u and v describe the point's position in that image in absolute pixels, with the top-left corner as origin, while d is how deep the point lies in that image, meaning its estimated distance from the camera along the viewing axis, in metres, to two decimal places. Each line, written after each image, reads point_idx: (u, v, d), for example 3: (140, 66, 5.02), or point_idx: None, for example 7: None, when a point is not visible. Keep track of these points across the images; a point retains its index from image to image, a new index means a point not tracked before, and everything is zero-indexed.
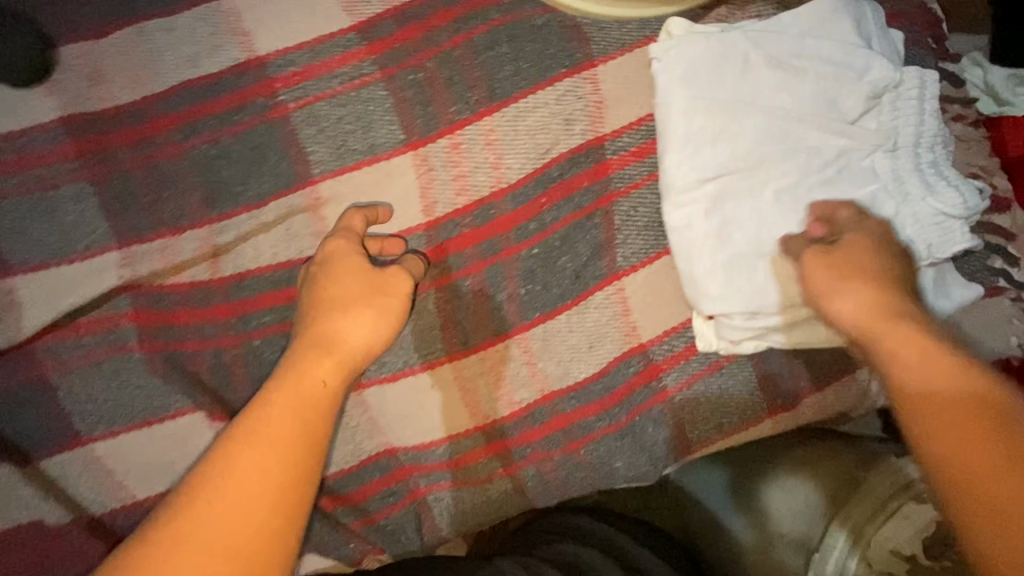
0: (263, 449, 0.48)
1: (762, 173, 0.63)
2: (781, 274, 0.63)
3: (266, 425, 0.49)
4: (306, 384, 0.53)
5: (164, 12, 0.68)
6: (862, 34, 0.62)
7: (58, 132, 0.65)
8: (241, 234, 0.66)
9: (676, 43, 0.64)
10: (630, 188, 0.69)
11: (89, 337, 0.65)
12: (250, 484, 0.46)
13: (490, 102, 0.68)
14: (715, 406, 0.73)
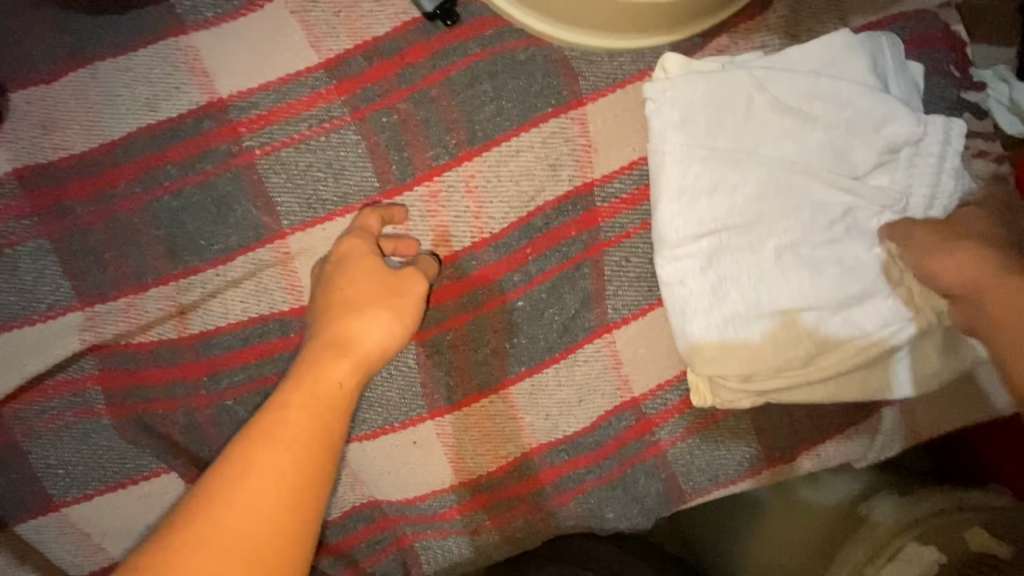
0: (282, 449, 0.48)
1: (762, 227, 0.59)
2: (781, 334, 0.60)
3: (283, 428, 0.49)
4: (323, 385, 0.52)
5: (117, 52, 0.63)
6: (878, 72, 0.59)
7: (13, 186, 0.62)
8: (208, 289, 0.62)
9: (673, 84, 0.59)
10: (621, 237, 0.64)
11: (55, 398, 0.61)
12: (265, 492, 0.46)
13: (470, 146, 0.63)
14: (714, 458, 0.69)
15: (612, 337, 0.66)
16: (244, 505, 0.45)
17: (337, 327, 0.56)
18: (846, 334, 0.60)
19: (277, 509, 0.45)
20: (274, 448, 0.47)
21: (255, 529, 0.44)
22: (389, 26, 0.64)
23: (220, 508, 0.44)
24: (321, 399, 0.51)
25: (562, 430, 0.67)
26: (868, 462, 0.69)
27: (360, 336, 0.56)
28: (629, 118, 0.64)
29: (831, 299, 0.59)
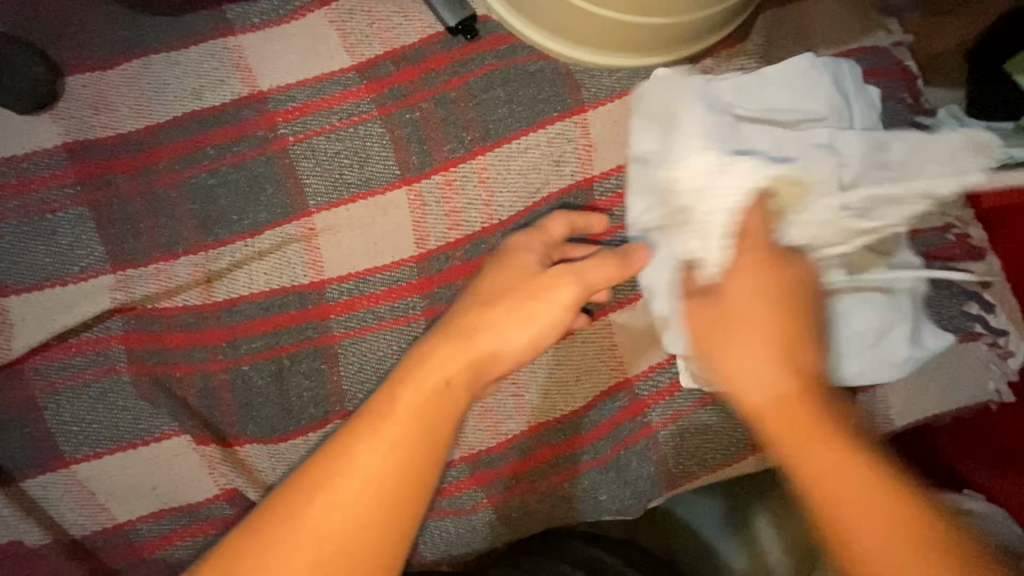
0: (383, 446, 0.50)
1: None
2: None
3: (376, 433, 0.50)
4: (430, 384, 0.54)
5: (169, 47, 0.70)
6: (839, 90, 0.68)
7: (60, 157, 0.66)
8: (236, 260, 0.67)
9: (662, 90, 0.68)
10: (617, 228, 0.71)
11: (77, 357, 0.64)
12: (350, 500, 0.47)
13: (484, 142, 0.71)
14: (703, 441, 0.72)
15: (608, 320, 0.71)
16: (337, 513, 0.47)
17: (479, 331, 0.59)
18: None
19: (358, 520, 0.47)
20: (363, 452, 0.49)
21: (337, 539, 0.46)
22: (415, 38, 0.72)
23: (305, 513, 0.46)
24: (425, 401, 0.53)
25: (559, 410, 0.71)
26: None
27: (498, 334, 0.59)
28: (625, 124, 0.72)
29: None
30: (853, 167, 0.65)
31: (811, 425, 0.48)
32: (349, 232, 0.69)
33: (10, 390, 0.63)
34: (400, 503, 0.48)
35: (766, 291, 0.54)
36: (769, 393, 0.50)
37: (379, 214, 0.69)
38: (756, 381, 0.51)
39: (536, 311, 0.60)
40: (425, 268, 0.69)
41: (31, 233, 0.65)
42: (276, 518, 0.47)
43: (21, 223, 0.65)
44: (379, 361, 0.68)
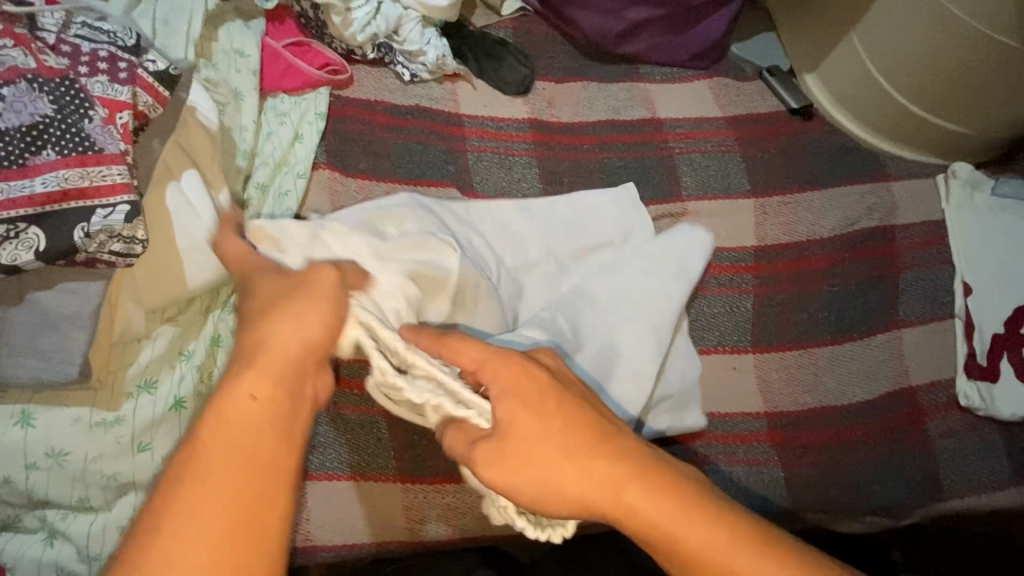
0: (208, 522, 0.41)
1: (1008, 282, 0.90)
2: (1016, 358, 0.87)
3: (205, 487, 0.42)
4: (240, 426, 0.45)
5: (603, 80, 1.02)
6: None
7: (524, 125, 0.97)
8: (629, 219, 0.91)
9: (960, 182, 0.94)
10: (913, 265, 0.91)
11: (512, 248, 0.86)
12: (201, 562, 0.40)
13: (814, 183, 0.95)
14: (971, 456, 0.85)
15: (899, 332, 0.88)
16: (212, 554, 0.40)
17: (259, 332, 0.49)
18: None
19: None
20: (211, 499, 0.42)
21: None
22: (769, 108, 1.01)
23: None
24: (264, 432, 0.45)
25: (848, 396, 0.86)
26: None
27: (281, 330, 0.49)
28: (926, 194, 0.95)
29: None
30: None
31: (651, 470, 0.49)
32: (709, 219, 0.92)
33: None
34: (270, 526, 0.43)
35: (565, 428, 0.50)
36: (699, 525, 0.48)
37: (732, 213, 0.92)
38: (580, 481, 0.49)
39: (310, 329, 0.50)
40: (759, 257, 0.90)
41: (497, 165, 0.93)
42: (141, 540, 0.40)
43: (493, 157, 0.93)
44: (713, 317, 0.87)
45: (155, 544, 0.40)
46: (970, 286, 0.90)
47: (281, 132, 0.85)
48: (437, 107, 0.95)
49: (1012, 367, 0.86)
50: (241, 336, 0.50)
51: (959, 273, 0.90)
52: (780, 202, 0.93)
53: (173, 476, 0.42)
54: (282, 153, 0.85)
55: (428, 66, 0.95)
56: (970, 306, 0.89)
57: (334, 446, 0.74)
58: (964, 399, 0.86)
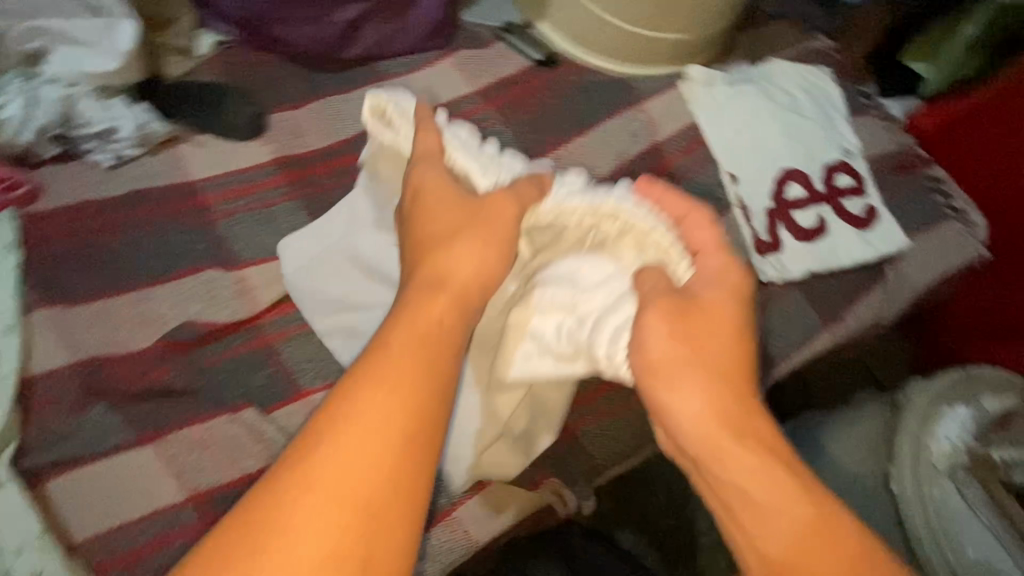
0: (359, 433, 0.45)
1: (764, 157, 0.98)
2: (789, 223, 0.96)
3: (359, 412, 0.46)
4: (421, 323, 0.53)
5: (342, 89, 0.93)
6: (798, 76, 1.05)
7: (272, 168, 0.86)
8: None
9: (695, 84, 1.01)
10: (686, 173, 0.97)
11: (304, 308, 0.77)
12: (378, 451, 0.45)
13: (579, 126, 0.96)
14: (783, 321, 0.94)
15: None
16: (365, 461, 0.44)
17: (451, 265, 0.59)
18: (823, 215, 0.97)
19: (407, 413, 0.47)
20: (364, 421, 0.46)
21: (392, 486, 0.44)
22: (515, 67, 1.00)
23: (353, 395, 0.47)
24: (414, 350, 0.50)
25: None
26: (886, 311, 0.99)
27: (456, 249, 0.60)
28: (675, 105, 1.00)
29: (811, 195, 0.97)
30: (815, 122, 1.02)
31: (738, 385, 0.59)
32: None
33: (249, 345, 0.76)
34: (389, 496, 0.44)
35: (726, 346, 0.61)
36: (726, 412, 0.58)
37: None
38: (693, 401, 0.59)
39: (463, 265, 0.60)
40: None
41: (258, 222, 0.82)
42: (259, 519, 0.41)
43: (249, 215, 0.82)
44: None
45: (281, 488, 0.43)
46: (735, 175, 0.97)
47: None
48: (160, 182, 0.82)
49: (789, 231, 0.96)
50: (424, 265, 0.59)
51: (722, 167, 0.98)
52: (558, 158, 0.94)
53: (348, 381, 0.48)
54: None
55: (132, 140, 0.81)
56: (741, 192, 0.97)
57: None
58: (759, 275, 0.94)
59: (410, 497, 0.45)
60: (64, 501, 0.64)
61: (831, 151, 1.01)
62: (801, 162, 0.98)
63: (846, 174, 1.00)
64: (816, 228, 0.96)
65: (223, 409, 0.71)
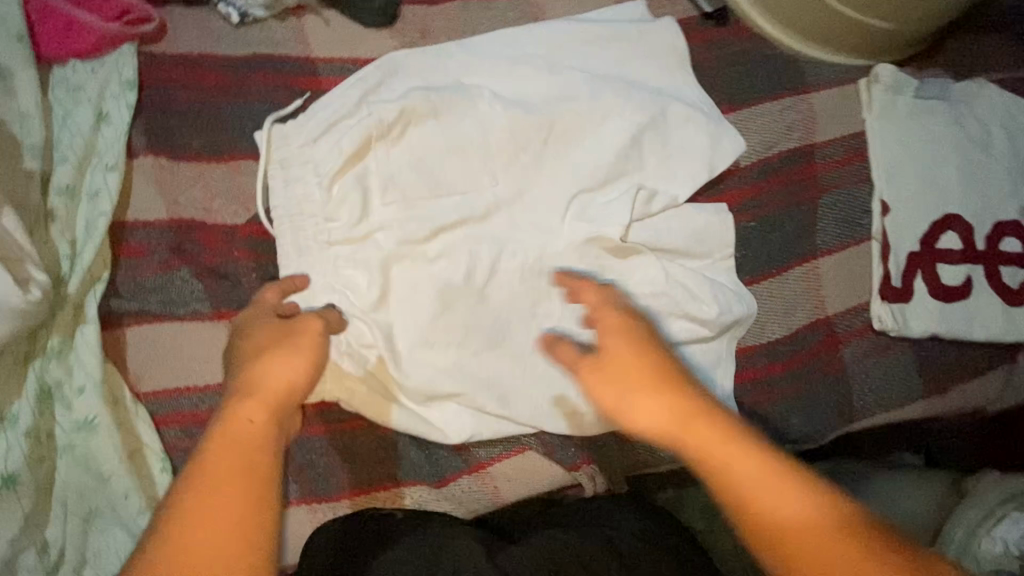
0: (744, 467, 0.50)
1: (928, 195, 0.85)
2: (929, 275, 0.85)
3: (670, 419, 0.54)
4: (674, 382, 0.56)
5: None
6: (1002, 110, 0.88)
7: None
8: (539, 169, 0.78)
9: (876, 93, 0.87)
10: (832, 187, 0.86)
11: (402, 221, 0.72)
12: (754, 465, 0.50)
13: (729, 103, 0.86)
14: (887, 375, 0.85)
15: (817, 261, 0.84)
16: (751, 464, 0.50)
17: (257, 394, 0.54)
18: (970, 279, 0.85)
19: (675, 404, 0.54)
20: (671, 412, 0.54)
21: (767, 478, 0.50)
22: (678, 16, 0.88)
23: (630, 394, 0.56)
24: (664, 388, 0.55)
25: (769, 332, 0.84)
26: (1000, 401, 0.88)
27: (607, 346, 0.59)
28: (844, 106, 0.88)
29: (966, 252, 0.85)
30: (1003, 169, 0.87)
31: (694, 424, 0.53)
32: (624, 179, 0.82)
33: (326, 239, 0.69)
34: (801, 471, 0.50)
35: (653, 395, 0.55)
36: (746, 458, 0.51)
37: (652, 144, 0.81)
38: (744, 471, 0.50)
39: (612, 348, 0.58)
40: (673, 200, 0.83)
41: None
42: (739, 507, 0.50)
43: None
44: None
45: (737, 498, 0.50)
46: (888, 204, 0.85)
47: (80, 115, 0.69)
48: (283, 51, 0.77)
49: (925, 283, 0.85)
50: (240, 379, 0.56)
51: (877, 190, 0.85)
52: (711, 130, 0.82)
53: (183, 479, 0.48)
54: (88, 147, 0.69)
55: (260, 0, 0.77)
56: (887, 225, 0.85)
57: None
58: (879, 323, 0.84)
59: (256, 534, 0.46)
60: (137, 350, 0.66)
61: (1006, 208, 0.86)
62: (968, 210, 0.85)
63: (1013, 238, 0.86)
64: (956, 291, 0.85)
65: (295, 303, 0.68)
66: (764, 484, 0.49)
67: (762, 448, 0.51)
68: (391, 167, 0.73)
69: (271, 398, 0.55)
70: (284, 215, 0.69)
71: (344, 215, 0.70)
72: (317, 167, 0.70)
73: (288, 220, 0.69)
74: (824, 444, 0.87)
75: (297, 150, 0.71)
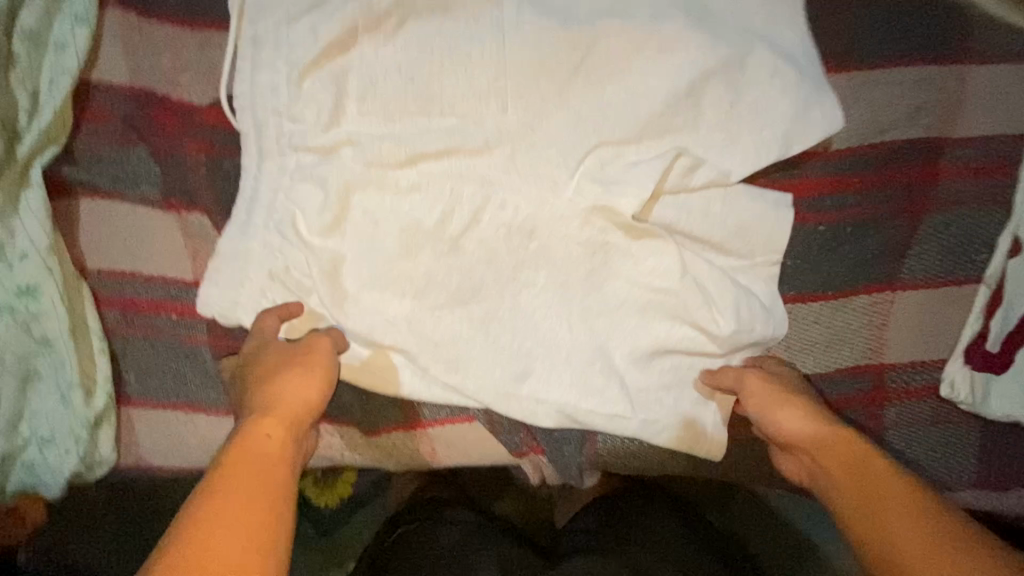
0: (857, 491, 0.51)
1: None
2: None
3: (835, 467, 0.54)
4: (839, 446, 0.54)
5: None
6: None
7: None
8: (560, 104, 0.62)
9: None
10: (950, 203, 0.64)
11: (377, 138, 0.61)
12: (894, 501, 0.49)
13: (842, 60, 0.64)
14: (940, 451, 0.67)
15: (892, 295, 0.66)
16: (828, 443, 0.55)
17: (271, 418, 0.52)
18: None
19: (862, 470, 0.52)
20: (812, 426, 0.57)
21: (876, 490, 0.50)
22: None
23: (776, 411, 0.59)
24: (830, 443, 0.55)
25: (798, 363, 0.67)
26: None
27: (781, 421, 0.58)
28: (1006, 95, 0.63)
29: None
30: None
31: (873, 475, 0.51)
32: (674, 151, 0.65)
33: (288, 146, 0.60)
34: (929, 504, 0.48)
35: (841, 453, 0.54)
36: (853, 478, 0.52)
37: (715, 97, 0.61)
38: (894, 506, 0.49)
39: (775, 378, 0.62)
40: None
41: None
42: (868, 538, 0.49)
43: None
44: None
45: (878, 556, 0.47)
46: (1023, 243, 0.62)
47: None
48: None
49: None
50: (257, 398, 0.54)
51: (1013, 221, 0.63)
52: (803, 98, 0.61)
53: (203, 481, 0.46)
54: None
55: None
56: (1011, 269, 0.63)
57: (159, 373, 0.65)
58: (947, 389, 0.66)
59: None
60: (86, 226, 0.63)
61: None
62: None
63: None
64: None
65: (245, 211, 0.60)
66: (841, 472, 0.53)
67: (904, 484, 0.50)
68: (378, 69, 0.60)
69: (277, 416, 0.52)
70: (245, 105, 0.60)
71: (313, 119, 0.60)
72: (293, 57, 0.60)
73: (250, 114, 0.60)
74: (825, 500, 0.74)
75: (275, 31, 0.60)
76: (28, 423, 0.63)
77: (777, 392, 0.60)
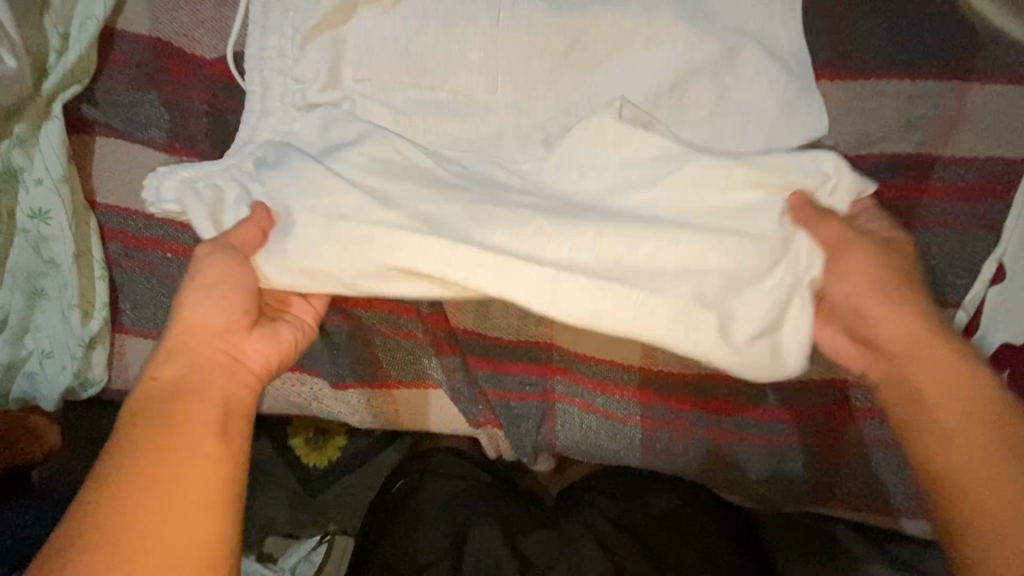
0: (958, 428, 0.49)
1: None
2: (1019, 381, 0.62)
3: (941, 410, 0.50)
4: (934, 359, 0.51)
5: None
6: None
7: None
8: (547, 84, 0.62)
9: None
10: (936, 223, 0.62)
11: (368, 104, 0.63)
12: (986, 445, 0.47)
13: (838, 67, 0.63)
14: (887, 472, 0.69)
15: None
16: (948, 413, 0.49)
17: (180, 348, 0.53)
18: None
19: (971, 406, 0.49)
20: (910, 326, 0.52)
21: (975, 428, 0.48)
22: None
23: (879, 304, 0.53)
24: (924, 347, 0.52)
25: None
26: None
27: (879, 332, 0.53)
28: (1008, 116, 0.61)
29: None
30: None
31: (988, 417, 0.48)
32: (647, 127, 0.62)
33: (284, 104, 0.64)
34: None
35: (943, 381, 0.50)
36: (956, 416, 0.49)
37: (702, 92, 0.61)
38: (990, 451, 0.47)
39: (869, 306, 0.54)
40: None
41: None
42: (942, 482, 0.48)
43: None
44: None
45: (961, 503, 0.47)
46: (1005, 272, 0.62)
47: None
48: None
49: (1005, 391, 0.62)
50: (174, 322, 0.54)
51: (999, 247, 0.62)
52: (788, 101, 0.60)
53: (119, 449, 0.48)
54: None
55: None
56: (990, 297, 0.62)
57: (151, 306, 0.70)
58: None
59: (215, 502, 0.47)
60: (99, 162, 0.68)
61: None
62: None
63: None
64: None
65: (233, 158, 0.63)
66: (969, 428, 0.48)
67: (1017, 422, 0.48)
68: (374, 36, 0.62)
69: (214, 368, 0.53)
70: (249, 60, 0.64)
71: (308, 78, 0.63)
72: (297, 19, 0.63)
73: (254, 71, 0.63)
74: (782, 509, 0.76)
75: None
76: (32, 337, 0.69)
77: (859, 244, 0.54)
